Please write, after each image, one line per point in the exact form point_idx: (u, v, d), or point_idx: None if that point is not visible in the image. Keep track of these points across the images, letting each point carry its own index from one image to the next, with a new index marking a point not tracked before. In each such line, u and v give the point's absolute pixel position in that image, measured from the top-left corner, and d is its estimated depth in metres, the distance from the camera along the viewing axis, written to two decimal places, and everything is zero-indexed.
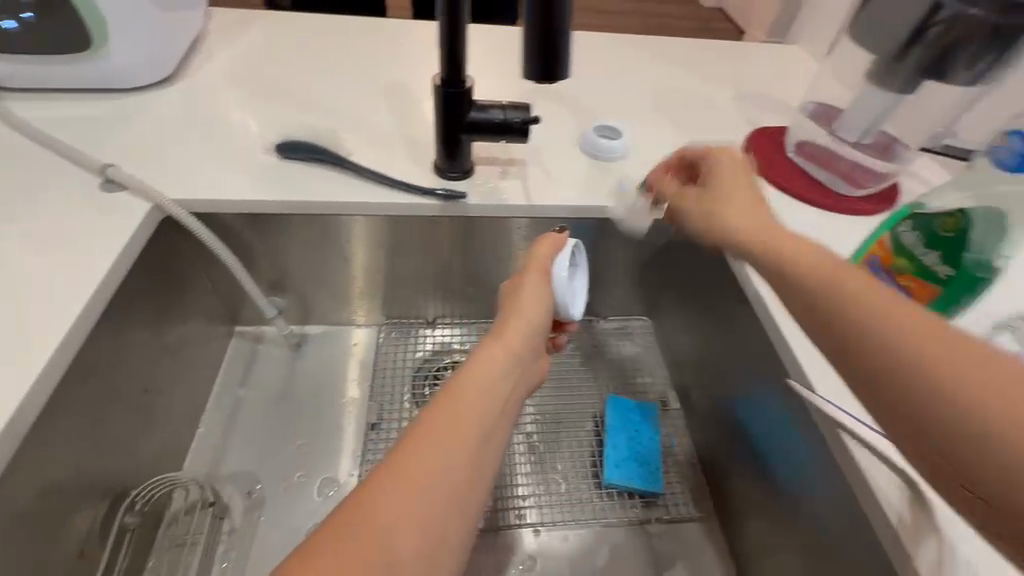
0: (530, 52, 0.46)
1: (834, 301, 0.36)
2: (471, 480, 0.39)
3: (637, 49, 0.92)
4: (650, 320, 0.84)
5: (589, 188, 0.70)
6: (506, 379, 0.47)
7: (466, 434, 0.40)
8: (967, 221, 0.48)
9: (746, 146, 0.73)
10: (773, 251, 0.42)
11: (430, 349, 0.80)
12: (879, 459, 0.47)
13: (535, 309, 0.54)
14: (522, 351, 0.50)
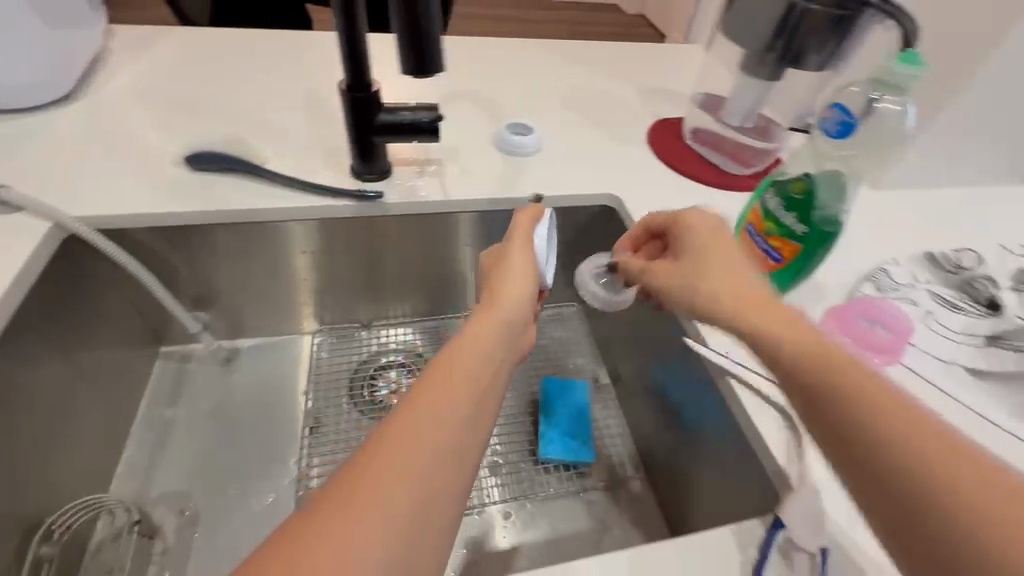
0: (402, 46, 0.48)
1: (879, 442, 0.33)
2: (451, 470, 0.36)
3: (548, 57, 0.99)
4: (581, 306, 0.89)
5: (503, 182, 0.74)
6: (489, 360, 0.43)
7: (443, 422, 0.37)
8: (811, 184, 0.51)
9: (648, 139, 0.83)
10: (798, 357, 0.38)
11: (368, 351, 0.83)
12: (767, 407, 0.51)
13: (519, 282, 0.51)
14: (511, 318, 0.48)
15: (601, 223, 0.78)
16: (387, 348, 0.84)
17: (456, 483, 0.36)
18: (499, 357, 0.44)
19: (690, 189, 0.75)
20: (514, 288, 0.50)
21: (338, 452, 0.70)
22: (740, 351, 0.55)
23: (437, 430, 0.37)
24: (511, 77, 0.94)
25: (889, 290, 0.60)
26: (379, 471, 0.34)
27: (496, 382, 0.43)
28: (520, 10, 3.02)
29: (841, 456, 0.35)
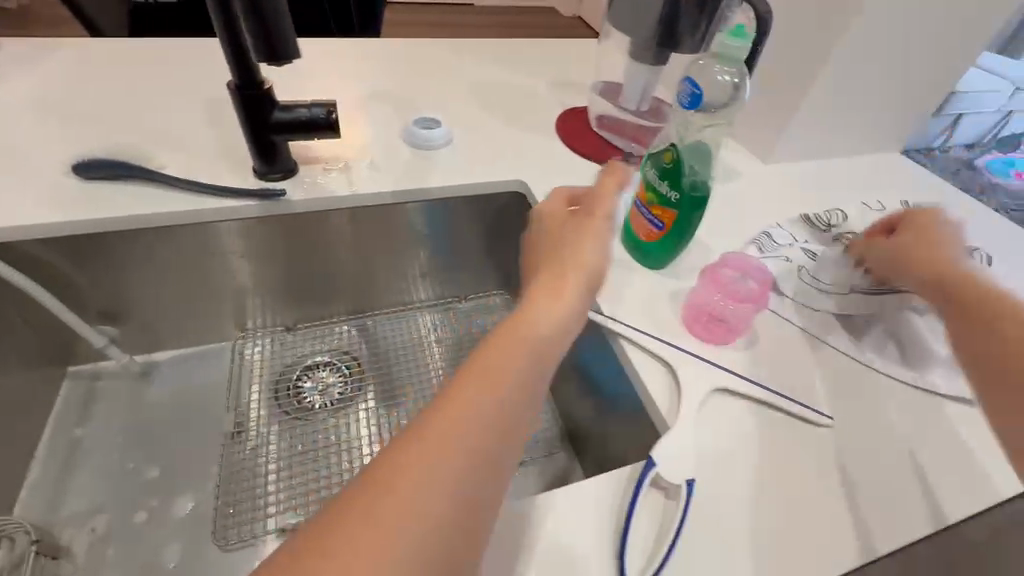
0: (253, 36, 0.50)
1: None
2: (478, 480, 0.34)
3: (459, 57, 1.03)
4: (504, 293, 0.91)
5: (411, 174, 0.76)
6: (528, 363, 0.40)
7: (470, 428, 0.35)
8: (678, 151, 0.55)
9: (554, 128, 0.88)
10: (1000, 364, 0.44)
11: (306, 355, 0.83)
12: (651, 357, 0.54)
13: (564, 273, 0.47)
14: (565, 304, 0.45)
15: (512, 207, 0.81)
16: (316, 349, 0.84)
17: (483, 494, 0.34)
18: (538, 361, 0.41)
19: (591, 171, 0.80)
20: (568, 279, 0.47)
21: (278, 457, 0.70)
22: (629, 308, 0.58)
23: (464, 438, 0.34)
24: (424, 78, 0.97)
25: (769, 249, 0.67)
26: (398, 476, 0.32)
27: (535, 388, 0.39)
28: (457, 16, 3.06)
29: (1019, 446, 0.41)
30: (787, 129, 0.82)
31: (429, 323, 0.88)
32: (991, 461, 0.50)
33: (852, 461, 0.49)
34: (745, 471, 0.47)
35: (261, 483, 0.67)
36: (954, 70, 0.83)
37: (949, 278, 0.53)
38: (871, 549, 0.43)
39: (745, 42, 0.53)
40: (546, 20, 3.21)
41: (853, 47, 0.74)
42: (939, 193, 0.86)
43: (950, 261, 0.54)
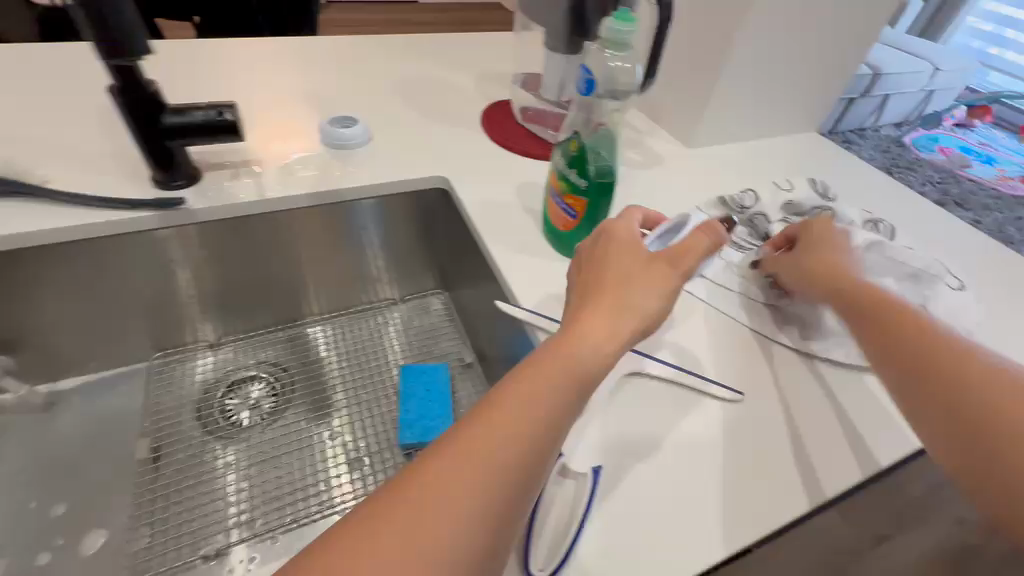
0: (90, 33, 0.49)
1: (981, 421, 0.41)
2: (496, 510, 0.35)
3: (383, 55, 1.01)
4: (445, 292, 0.90)
5: (326, 176, 0.74)
6: (561, 389, 0.39)
7: (491, 458, 0.35)
8: (581, 139, 0.55)
9: (481, 122, 0.87)
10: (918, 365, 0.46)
11: (244, 367, 0.80)
12: None
13: (620, 294, 0.43)
14: (620, 320, 0.42)
15: (443, 203, 0.80)
16: (247, 361, 0.81)
17: (503, 523, 0.35)
18: (573, 389, 0.39)
19: (515, 164, 0.79)
20: (626, 292, 0.43)
21: (231, 473, 0.68)
22: (548, 301, 0.58)
23: (485, 468, 0.35)
24: (345, 77, 0.94)
25: None
26: (415, 498, 0.34)
27: (566, 419, 0.39)
28: (402, 14, 3.00)
29: (954, 437, 0.42)
30: (703, 114, 0.84)
31: (375, 325, 0.86)
32: (885, 426, 0.53)
33: (758, 436, 0.51)
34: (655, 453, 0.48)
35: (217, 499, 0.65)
36: (855, 51, 0.87)
37: (839, 279, 0.56)
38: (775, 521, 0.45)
39: (632, 27, 0.52)
40: (491, 14, 3.19)
41: (756, 31, 0.76)
42: (852, 169, 0.90)
43: (838, 262, 0.58)
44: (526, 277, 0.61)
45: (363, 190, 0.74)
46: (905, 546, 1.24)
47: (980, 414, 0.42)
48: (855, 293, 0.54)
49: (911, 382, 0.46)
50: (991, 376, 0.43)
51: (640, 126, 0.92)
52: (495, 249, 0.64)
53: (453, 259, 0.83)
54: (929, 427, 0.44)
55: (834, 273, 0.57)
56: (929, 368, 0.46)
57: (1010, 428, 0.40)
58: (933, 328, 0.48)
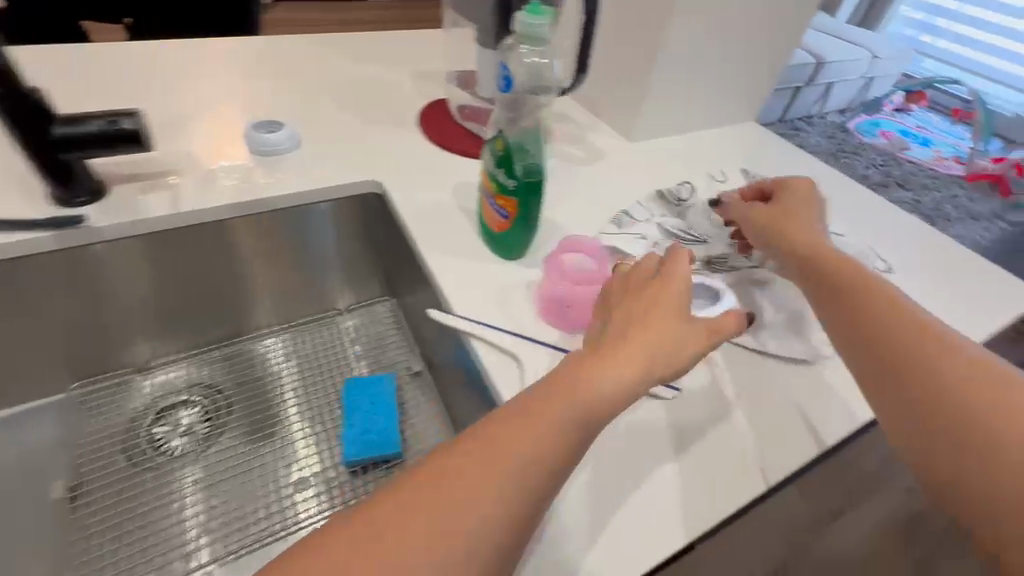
0: None
1: (925, 379, 0.42)
2: (500, 526, 0.36)
3: (316, 56, 0.97)
4: (392, 298, 0.87)
5: (245, 186, 0.69)
6: (579, 413, 0.40)
7: (502, 475, 0.37)
8: (506, 138, 0.54)
9: (419, 123, 0.84)
10: (871, 321, 0.47)
11: (186, 388, 0.77)
12: (501, 352, 0.52)
13: (656, 333, 0.43)
14: (648, 358, 0.42)
15: (379, 206, 0.77)
16: (189, 382, 0.78)
17: (509, 539, 0.36)
18: (584, 418, 0.40)
19: (452, 164, 0.77)
20: (656, 327, 0.43)
21: (175, 501, 0.66)
22: (482, 306, 0.56)
23: (495, 482, 0.36)
24: (273, 78, 0.90)
25: (627, 226, 0.67)
26: (425, 500, 0.35)
27: (579, 445, 0.39)
28: (351, 11, 2.93)
29: (899, 394, 0.43)
30: (642, 108, 0.84)
31: (315, 338, 0.84)
32: (814, 413, 0.55)
33: (691, 434, 0.52)
34: (591, 460, 0.49)
35: (162, 528, 0.64)
36: (785, 42, 0.88)
37: (802, 237, 0.57)
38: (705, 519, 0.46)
39: (546, 20, 0.51)
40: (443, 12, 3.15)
41: (686, 24, 0.77)
42: (788, 156, 0.92)
43: (795, 222, 0.59)
44: (458, 280, 0.59)
45: (289, 198, 0.71)
46: (859, 514, 1.30)
47: (933, 384, 0.42)
48: (816, 257, 0.54)
49: (860, 349, 0.47)
50: (937, 342, 0.44)
51: (581, 121, 0.91)
52: (429, 253, 0.62)
53: (393, 263, 0.80)
54: (888, 409, 0.44)
55: (791, 231, 0.58)
56: (886, 348, 0.45)
57: (963, 410, 0.40)
58: (893, 301, 0.48)
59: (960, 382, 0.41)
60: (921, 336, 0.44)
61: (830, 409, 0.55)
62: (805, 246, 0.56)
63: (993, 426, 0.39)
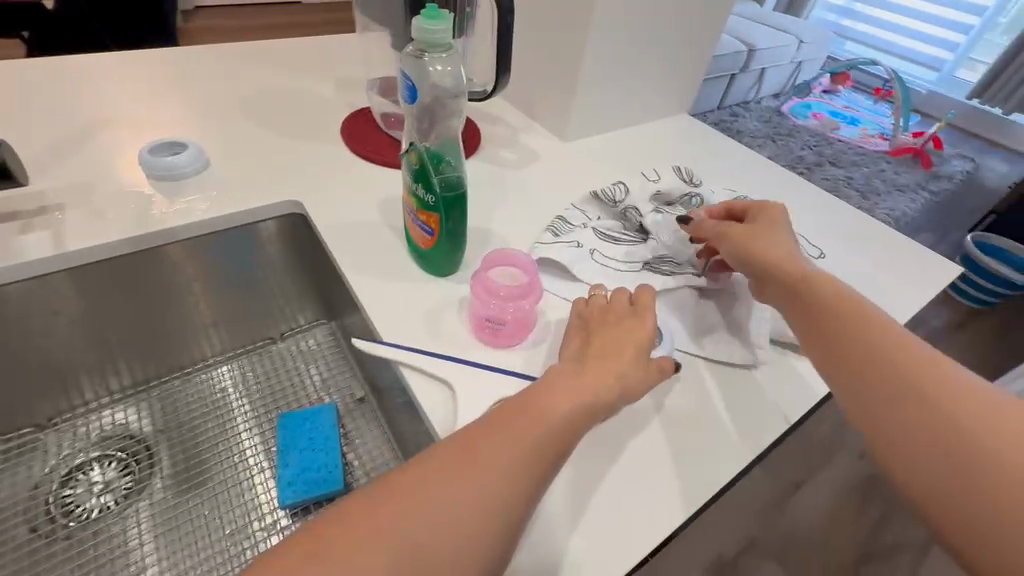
0: None
1: (920, 404, 0.40)
2: (489, 542, 0.35)
3: (234, 67, 0.92)
4: (329, 322, 0.82)
5: (143, 219, 0.64)
6: (550, 433, 0.39)
7: (482, 496, 0.36)
8: (420, 151, 0.50)
9: (343, 133, 0.80)
10: (861, 340, 0.44)
11: (116, 436, 0.71)
12: (431, 377, 0.50)
13: (619, 372, 0.43)
14: (608, 390, 0.42)
15: (301, 225, 0.73)
16: (119, 428, 0.72)
17: (498, 554, 0.35)
18: (554, 443, 0.39)
19: (378, 177, 0.73)
20: (618, 364, 0.44)
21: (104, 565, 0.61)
22: (411, 329, 0.54)
23: (479, 499, 0.36)
24: (179, 92, 0.83)
25: (564, 233, 0.65)
26: (404, 520, 0.34)
27: (551, 472, 0.39)
28: (292, 15, 2.85)
29: (893, 421, 0.41)
30: (573, 108, 0.83)
31: (245, 370, 0.79)
32: (763, 410, 0.54)
33: (640, 442, 0.50)
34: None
35: None
36: (707, 36, 0.90)
37: (775, 257, 0.53)
38: (669, 526, 0.45)
39: (445, 25, 0.46)
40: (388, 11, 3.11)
41: (609, 22, 0.76)
42: (720, 147, 0.93)
43: (765, 241, 0.56)
44: (384, 303, 0.56)
45: (194, 228, 0.66)
46: (814, 485, 1.36)
47: (926, 412, 0.40)
48: (790, 274, 0.52)
49: (843, 370, 0.44)
50: (923, 363, 0.42)
51: (515, 122, 0.89)
52: (353, 274, 0.59)
53: (322, 284, 0.76)
54: (865, 414, 0.42)
55: (766, 249, 0.55)
56: (865, 359, 0.44)
57: (949, 420, 0.39)
58: (865, 311, 0.47)
59: (940, 390, 0.40)
60: (906, 357, 0.42)
61: (775, 404, 0.55)
62: (778, 263, 0.53)
63: (991, 447, 0.37)
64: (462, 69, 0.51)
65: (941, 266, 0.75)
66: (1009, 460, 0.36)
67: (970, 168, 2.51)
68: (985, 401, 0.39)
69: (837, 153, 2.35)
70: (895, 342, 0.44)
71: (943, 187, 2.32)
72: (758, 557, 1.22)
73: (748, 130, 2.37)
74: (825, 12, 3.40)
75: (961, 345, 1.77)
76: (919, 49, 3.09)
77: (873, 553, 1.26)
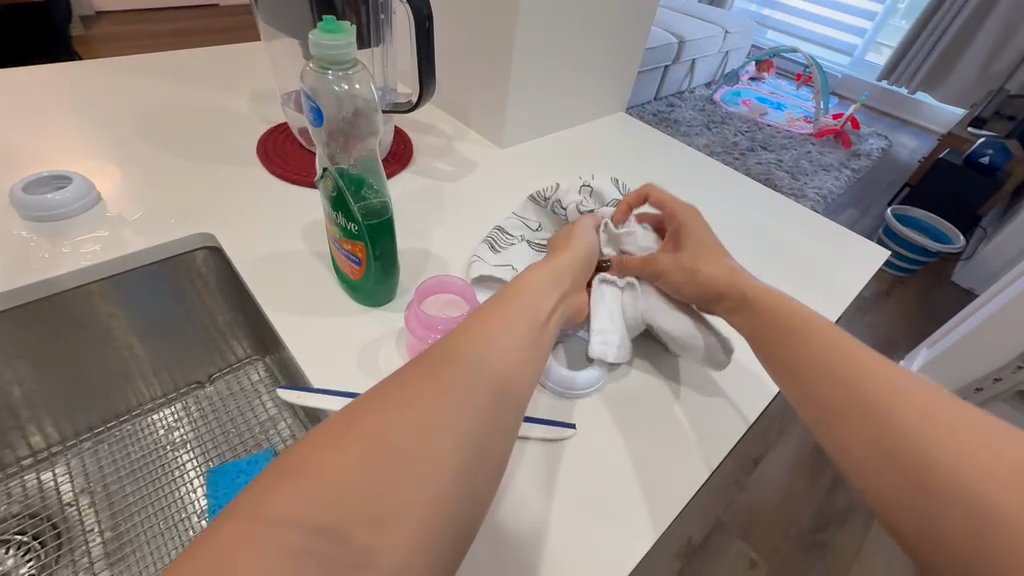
0: None
1: (855, 389, 0.41)
2: (453, 499, 0.30)
3: (131, 83, 0.83)
4: (262, 359, 0.73)
5: (22, 267, 0.56)
6: (480, 384, 0.34)
7: (417, 473, 0.29)
8: (335, 177, 0.45)
9: (258, 152, 0.73)
10: (798, 329, 0.46)
11: (14, 516, 0.62)
12: None
13: (534, 313, 0.42)
14: (527, 325, 0.40)
15: (218, 257, 0.65)
16: (17, 506, 0.63)
17: (465, 494, 0.31)
18: (483, 400, 0.34)
19: (303, 199, 0.68)
20: (524, 304, 0.42)
21: None
22: (342, 370, 0.49)
23: (431, 460, 0.30)
24: (61, 116, 0.73)
25: (502, 246, 0.62)
26: (361, 451, 0.29)
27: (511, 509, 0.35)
28: (209, 20, 2.68)
29: (840, 403, 0.41)
30: (507, 113, 0.79)
31: (166, 421, 0.71)
32: (722, 412, 0.53)
33: (605, 465, 0.47)
34: (492, 512, 0.43)
35: None
36: (636, 35, 0.89)
37: (717, 268, 0.54)
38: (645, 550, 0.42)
39: (347, 40, 0.42)
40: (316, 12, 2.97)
41: (536, 22, 0.73)
42: (659, 145, 0.92)
43: (692, 246, 0.57)
44: (313, 343, 0.51)
45: (87, 273, 0.58)
46: (771, 460, 1.41)
47: (863, 402, 0.40)
48: (722, 279, 0.53)
49: (778, 358, 0.46)
50: (853, 352, 0.43)
51: (449, 130, 0.85)
52: (278, 310, 0.53)
53: (248, 317, 0.68)
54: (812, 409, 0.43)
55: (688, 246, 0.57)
56: (804, 347, 0.45)
57: (885, 407, 0.39)
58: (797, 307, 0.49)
59: (891, 391, 0.40)
60: (837, 345, 0.44)
61: (735, 406, 0.54)
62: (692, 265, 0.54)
63: (919, 432, 0.37)
64: (374, 83, 0.48)
65: (874, 252, 0.77)
66: (947, 442, 0.36)
67: (886, 146, 2.69)
68: (918, 388, 0.40)
69: (767, 137, 2.45)
70: (825, 329, 0.46)
71: (862, 164, 2.48)
72: (725, 537, 1.25)
73: (684, 120, 2.43)
74: (746, 3, 3.57)
75: (890, 312, 1.89)
76: (832, 36, 3.30)
77: (829, 518, 1.31)
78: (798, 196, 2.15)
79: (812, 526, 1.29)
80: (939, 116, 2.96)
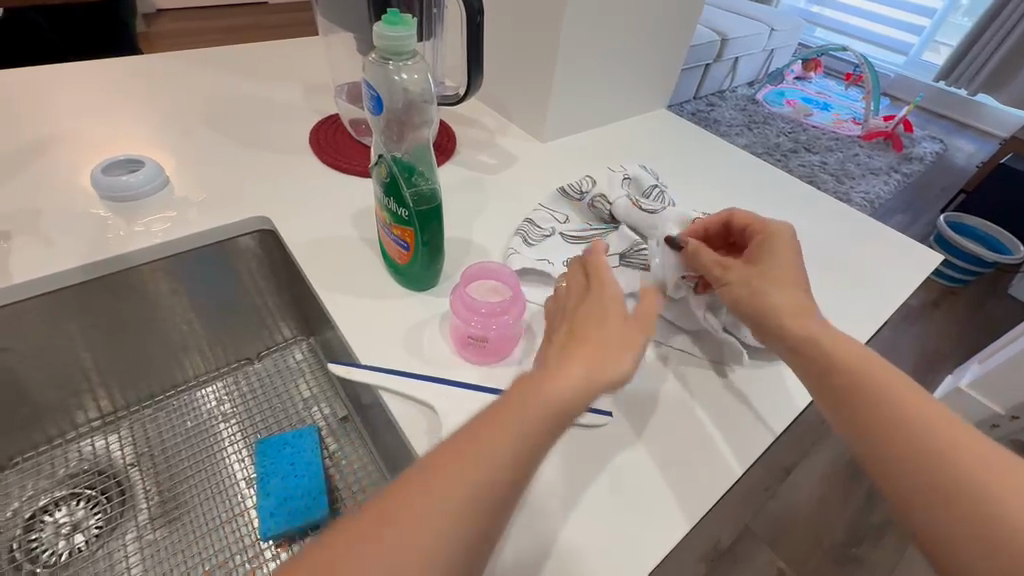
0: None
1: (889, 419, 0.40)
2: (506, 496, 0.33)
3: (197, 74, 0.88)
4: (308, 340, 0.77)
5: (102, 245, 0.61)
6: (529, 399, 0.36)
7: (465, 482, 0.32)
8: (390, 164, 0.48)
9: (311, 142, 0.77)
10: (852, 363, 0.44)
11: (84, 473, 0.68)
12: (408, 398, 0.47)
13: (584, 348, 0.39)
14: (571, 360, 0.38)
15: (272, 239, 0.69)
16: (87, 464, 0.68)
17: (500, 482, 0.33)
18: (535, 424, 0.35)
19: (352, 188, 0.70)
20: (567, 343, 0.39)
21: None
22: (388, 350, 0.51)
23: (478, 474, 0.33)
24: (134, 105, 0.79)
25: (535, 239, 0.63)
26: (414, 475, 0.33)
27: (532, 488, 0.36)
28: (263, 16, 2.80)
29: (880, 428, 0.40)
30: (551, 108, 0.81)
31: (215, 395, 0.75)
32: (759, 413, 0.52)
33: (630, 455, 0.48)
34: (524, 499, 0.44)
35: None
36: (683, 32, 0.89)
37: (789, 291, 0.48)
38: (666, 546, 0.43)
39: (409, 31, 0.44)
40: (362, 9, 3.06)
41: (583, 18, 0.74)
42: (703, 143, 0.91)
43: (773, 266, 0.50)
44: (360, 323, 0.53)
45: (157, 253, 0.63)
46: (805, 468, 1.38)
47: (897, 427, 0.40)
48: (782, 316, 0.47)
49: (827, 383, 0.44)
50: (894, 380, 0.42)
51: (494, 124, 0.87)
52: (329, 293, 0.56)
53: (292, 300, 0.73)
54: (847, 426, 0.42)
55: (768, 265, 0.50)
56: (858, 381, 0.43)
57: (919, 431, 0.39)
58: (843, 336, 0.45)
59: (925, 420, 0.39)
60: (880, 371, 0.42)
61: (766, 407, 0.53)
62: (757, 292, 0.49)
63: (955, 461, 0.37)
64: (430, 74, 0.50)
65: (928, 258, 0.74)
66: (982, 466, 0.37)
67: (942, 149, 2.56)
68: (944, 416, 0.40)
69: (812, 138, 2.37)
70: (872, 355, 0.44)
71: (915, 168, 2.36)
72: (753, 543, 1.23)
73: (725, 119, 2.38)
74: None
75: (939, 324, 1.81)
76: (887, 34, 3.15)
77: (863, 532, 1.27)
78: (844, 200, 2.07)
79: (845, 540, 1.25)
80: (1000, 117, 2.79)
